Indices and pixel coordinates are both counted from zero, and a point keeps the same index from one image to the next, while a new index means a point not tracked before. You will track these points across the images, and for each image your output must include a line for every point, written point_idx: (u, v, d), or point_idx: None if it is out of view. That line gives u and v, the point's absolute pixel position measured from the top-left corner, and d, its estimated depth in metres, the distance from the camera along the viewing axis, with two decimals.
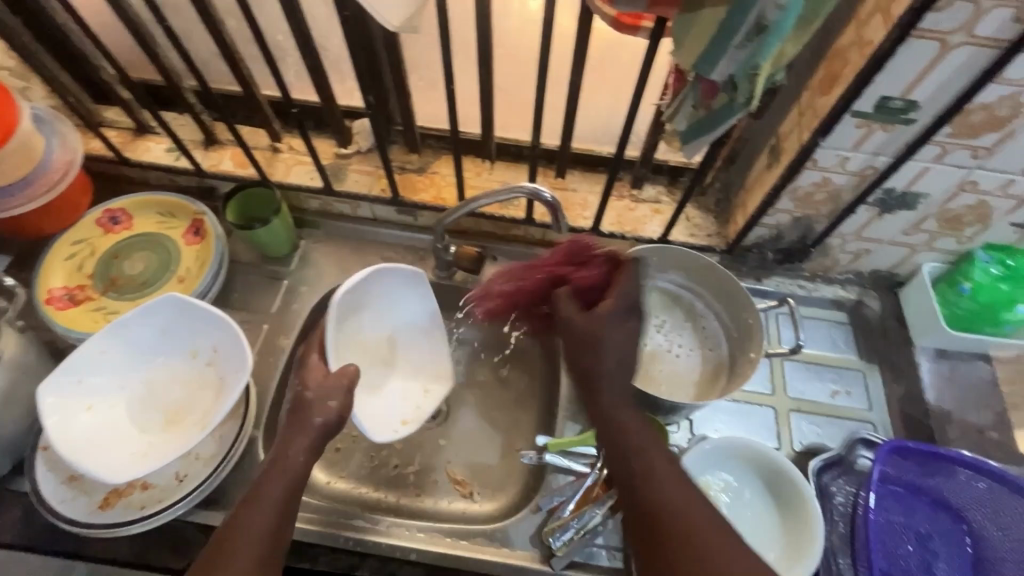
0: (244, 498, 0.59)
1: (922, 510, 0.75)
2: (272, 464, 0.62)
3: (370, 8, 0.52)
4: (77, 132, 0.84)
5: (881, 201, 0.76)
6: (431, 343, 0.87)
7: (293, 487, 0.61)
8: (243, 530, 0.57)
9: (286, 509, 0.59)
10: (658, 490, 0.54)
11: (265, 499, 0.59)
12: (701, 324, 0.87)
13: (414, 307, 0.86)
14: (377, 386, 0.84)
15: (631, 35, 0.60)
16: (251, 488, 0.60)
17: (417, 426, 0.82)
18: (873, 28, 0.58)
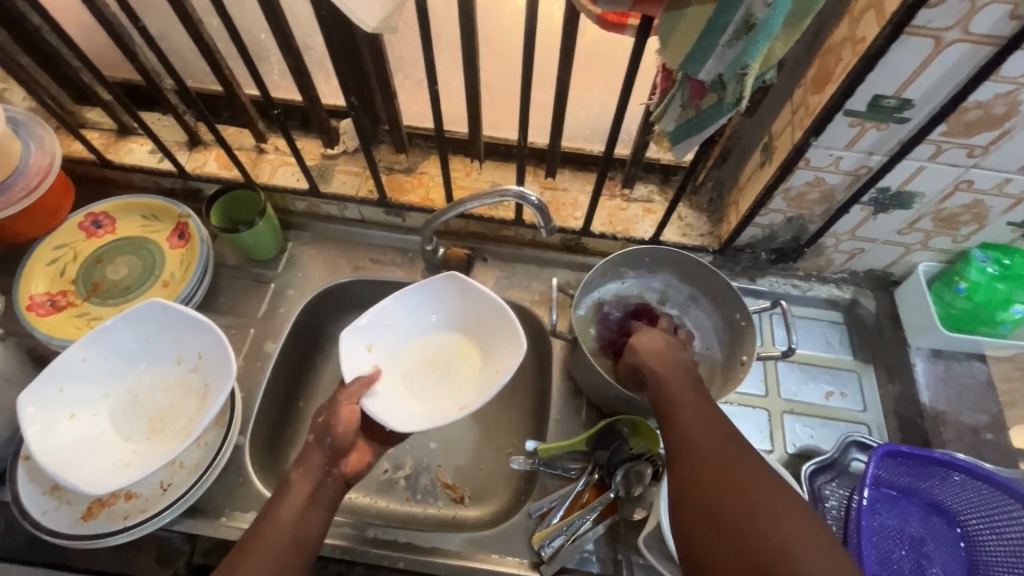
0: (261, 515, 0.62)
1: (915, 514, 0.74)
2: (287, 481, 0.64)
3: (345, 9, 0.50)
4: (55, 135, 0.82)
5: (874, 201, 0.74)
6: (498, 326, 0.78)
7: (310, 500, 0.63)
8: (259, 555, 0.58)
9: (302, 523, 0.61)
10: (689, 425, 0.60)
11: (281, 514, 0.61)
12: (692, 324, 0.85)
13: (475, 302, 0.80)
14: (462, 384, 0.79)
15: (618, 33, 0.58)
16: (266, 512, 0.62)
17: (476, 407, 0.72)
18: (866, 24, 0.56)
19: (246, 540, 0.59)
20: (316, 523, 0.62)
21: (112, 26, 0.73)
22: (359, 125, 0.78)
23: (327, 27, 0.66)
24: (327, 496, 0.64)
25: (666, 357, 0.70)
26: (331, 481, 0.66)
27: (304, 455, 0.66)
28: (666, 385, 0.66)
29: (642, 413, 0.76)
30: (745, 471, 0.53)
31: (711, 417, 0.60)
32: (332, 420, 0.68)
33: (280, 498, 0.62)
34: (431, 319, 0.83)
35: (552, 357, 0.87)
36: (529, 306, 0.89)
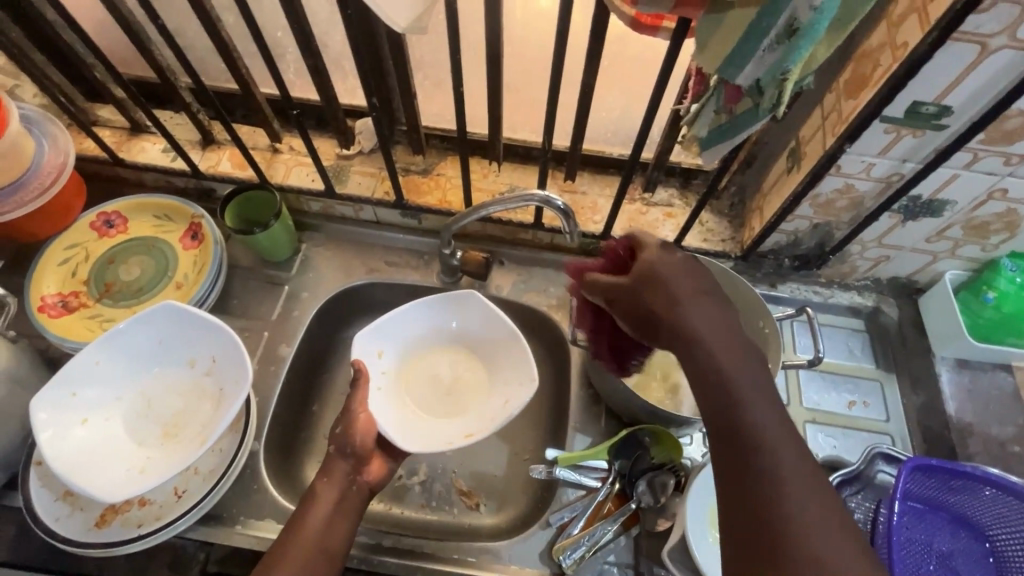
0: (288, 525, 0.61)
1: (943, 528, 0.73)
2: (312, 490, 0.63)
3: (375, 7, 0.48)
4: (68, 133, 0.81)
5: (905, 208, 0.73)
6: (513, 354, 0.76)
7: (337, 510, 0.62)
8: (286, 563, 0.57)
9: (328, 533, 0.61)
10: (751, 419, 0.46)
11: (307, 525, 0.60)
12: None
13: (492, 327, 0.78)
14: (466, 410, 0.77)
15: (651, 36, 0.56)
16: (294, 521, 0.61)
17: (479, 438, 0.70)
18: (908, 29, 0.55)
19: (272, 553, 0.59)
20: (344, 533, 0.61)
21: (126, 22, 0.71)
22: (379, 126, 0.76)
23: (350, 24, 0.64)
24: (353, 505, 0.64)
25: (726, 353, 0.49)
26: (357, 489, 0.65)
27: (326, 465, 0.65)
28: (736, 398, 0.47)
29: (664, 422, 0.75)
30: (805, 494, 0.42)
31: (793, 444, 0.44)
32: (350, 428, 0.67)
33: (305, 508, 0.62)
34: (445, 335, 0.82)
35: (570, 364, 0.85)
36: (546, 311, 0.88)
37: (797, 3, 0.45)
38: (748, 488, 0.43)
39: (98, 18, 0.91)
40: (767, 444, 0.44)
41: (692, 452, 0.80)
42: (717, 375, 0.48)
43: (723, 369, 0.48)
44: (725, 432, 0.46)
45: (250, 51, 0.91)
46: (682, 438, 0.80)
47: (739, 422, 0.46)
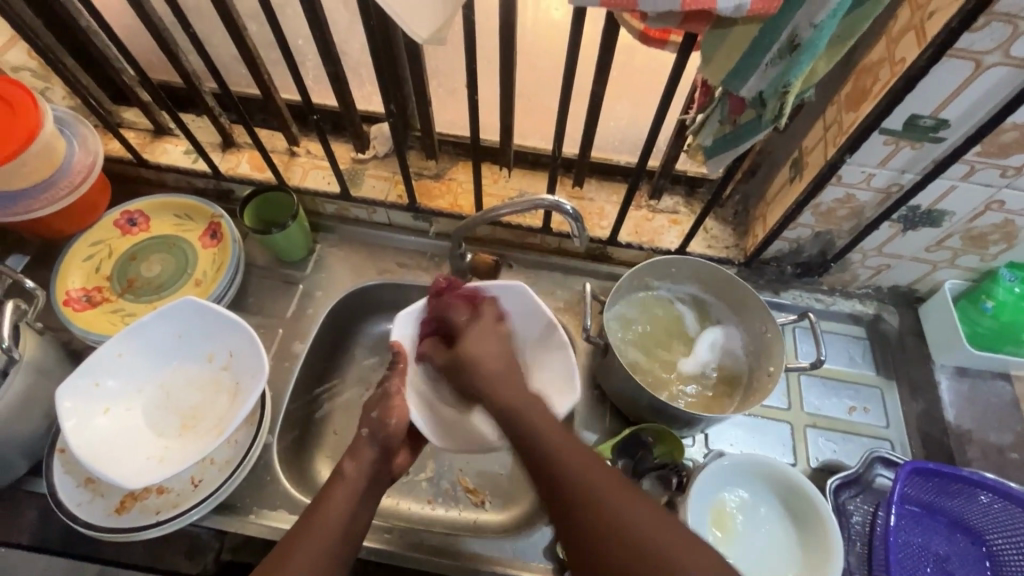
0: (314, 503, 0.62)
1: (939, 531, 0.74)
2: (342, 471, 0.65)
3: (396, 19, 0.50)
4: (97, 134, 0.84)
5: (904, 218, 0.75)
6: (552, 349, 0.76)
7: (364, 494, 0.64)
8: (309, 539, 0.58)
9: (356, 514, 0.62)
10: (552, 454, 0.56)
11: (337, 502, 0.61)
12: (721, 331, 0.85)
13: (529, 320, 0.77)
14: None
15: (658, 49, 0.59)
16: (316, 501, 0.62)
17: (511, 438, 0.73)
18: (906, 45, 0.57)
19: (299, 528, 0.59)
20: (365, 516, 0.63)
21: (157, 29, 0.74)
22: (395, 131, 0.79)
23: (371, 34, 0.67)
24: (377, 490, 0.66)
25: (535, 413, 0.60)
26: (382, 476, 0.67)
27: (357, 448, 0.68)
28: (547, 450, 0.57)
29: (667, 423, 0.76)
30: (622, 502, 0.52)
31: (599, 467, 0.55)
32: (386, 413, 0.70)
33: (334, 487, 0.63)
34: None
35: (576, 365, 0.87)
36: (553, 314, 0.90)
37: (798, 20, 0.48)
38: (583, 522, 0.52)
39: (127, 24, 0.94)
40: (584, 479, 0.54)
41: (694, 454, 0.82)
42: (534, 437, 0.58)
43: (535, 430, 0.59)
44: (546, 483, 0.55)
45: (272, 58, 0.94)
46: (685, 439, 0.82)
47: (564, 474, 0.55)
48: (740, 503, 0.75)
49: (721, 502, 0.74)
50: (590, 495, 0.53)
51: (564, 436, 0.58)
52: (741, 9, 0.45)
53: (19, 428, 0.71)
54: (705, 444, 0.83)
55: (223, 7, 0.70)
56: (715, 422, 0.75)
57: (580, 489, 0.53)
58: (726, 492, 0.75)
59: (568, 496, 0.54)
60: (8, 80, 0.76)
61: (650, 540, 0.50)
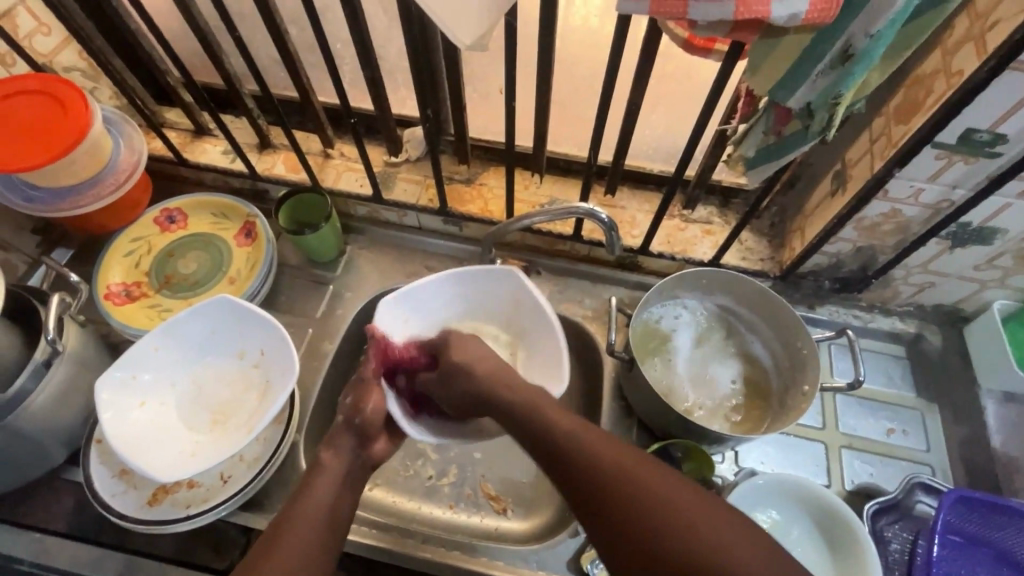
0: (296, 494, 0.62)
1: (983, 563, 0.71)
2: (320, 462, 0.65)
3: (439, 24, 0.49)
4: (141, 133, 0.87)
5: (953, 235, 0.72)
6: (543, 341, 0.79)
7: (343, 482, 0.64)
8: (301, 517, 0.59)
9: (336, 502, 0.62)
10: (572, 442, 0.58)
11: (317, 491, 0.62)
12: (748, 349, 0.84)
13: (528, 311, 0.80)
14: None
15: (702, 57, 0.58)
16: (300, 486, 0.63)
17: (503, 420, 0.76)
18: (963, 57, 0.55)
19: (281, 519, 0.59)
20: (348, 504, 0.63)
21: (202, 32, 0.76)
22: (430, 136, 0.80)
23: (411, 38, 0.68)
24: (358, 479, 0.66)
25: (547, 405, 0.63)
26: (362, 464, 0.67)
27: (334, 437, 0.68)
28: (561, 433, 0.59)
29: (697, 438, 0.75)
30: (626, 459, 0.55)
31: (611, 444, 0.57)
32: (361, 399, 0.69)
33: (315, 477, 0.63)
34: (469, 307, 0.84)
35: (602, 374, 0.86)
36: (581, 322, 0.89)
37: (853, 30, 0.46)
38: (598, 493, 0.54)
39: (174, 27, 0.97)
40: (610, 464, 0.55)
41: (724, 471, 0.80)
42: (547, 430, 0.60)
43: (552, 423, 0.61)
44: (571, 471, 0.56)
45: (311, 61, 0.96)
46: (714, 455, 0.80)
47: (589, 459, 0.56)
48: (772, 526, 0.73)
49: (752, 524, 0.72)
50: (602, 471, 0.54)
51: (575, 423, 0.60)
52: (795, 19, 0.44)
53: (60, 418, 0.73)
54: (735, 461, 0.81)
55: (267, 10, 0.71)
56: (746, 441, 0.73)
57: (593, 466, 0.55)
58: (757, 513, 0.73)
59: (582, 475, 0.55)
60: (57, 78, 0.77)
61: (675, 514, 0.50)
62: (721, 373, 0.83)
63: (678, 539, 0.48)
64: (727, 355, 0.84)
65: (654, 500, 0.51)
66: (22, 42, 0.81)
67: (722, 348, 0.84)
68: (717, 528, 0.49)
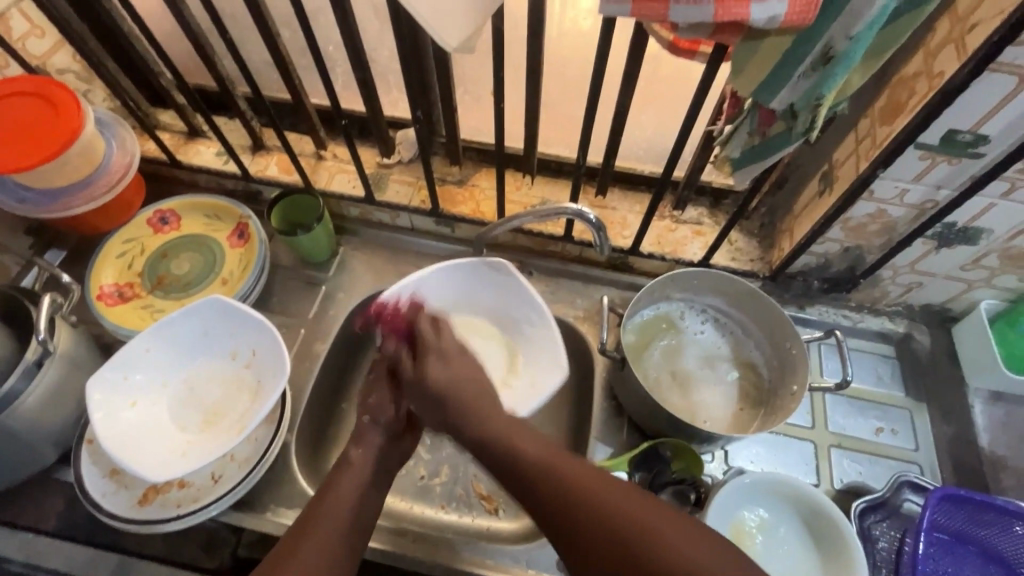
0: (319, 493, 0.63)
1: (970, 560, 0.72)
2: (348, 459, 0.66)
3: (428, 28, 0.50)
4: (134, 135, 0.87)
5: (939, 235, 0.72)
6: (539, 336, 0.83)
7: (370, 481, 0.65)
8: (326, 516, 0.60)
9: (362, 502, 0.62)
10: (518, 447, 0.59)
11: (342, 492, 0.62)
12: (746, 356, 0.84)
13: (517, 303, 0.84)
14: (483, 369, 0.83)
15: (687, 59, 0.58)
16: (325, 483, 0.64)
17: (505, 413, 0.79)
18: (944, 59, 0.56)
19: (305, 517, 0.60)
20: (374, 506, 0.64)
21: (194, 33, 0.76)
22: (421, 137, 0.80)
23: (400, 40, 0.68)
24: (386, 475, 0.67)
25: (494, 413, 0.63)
26: (389, 460, 0.68)
27: (362, 435, 0.69)
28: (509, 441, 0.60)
29: (686, 437, 0.75)
30: (571, 464, 0.57)
31: (574, 463, 0.57)
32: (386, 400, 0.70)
33: (340, 476, 0.64)
34: (464, 299, 0.86)
35: (593, 374, 0.86)
36: (572, 322, 0.89)
37: (833, 32, 0.47)
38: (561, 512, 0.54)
39: (167, 30, 0.98)
40: (553, 466, 0.57)
41: (714, 470, 0.80)
42: (507, 448, 0.60)
43: (497, 428, 0.62)
44: (526, 478, 0.57)
45: (303, 64, 0.96)
46: (704, 454, 0.80)
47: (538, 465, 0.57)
48: (761, 523, 0.73)
49: (740, 522, 0.73)
50: (551, 478, 0.56)
51: (536, 439, 0.60)
52: (774, 21, 0.44)
53: (52, 418, 0.73)
54: (725, 460, 0.81)
55: (258, 13, 0.71)
56: (734, 440, 0.74)
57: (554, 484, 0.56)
58: (745, 511, 0.73)
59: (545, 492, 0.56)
60: (50, 80, 0.77)
61: (623, 513, 0.51)
62: (717, 368, 0.84)
63: (628, 546, 0.50)
64: (727, 361, 0.84)
65: (600, 500, 0.53)
66: (16, 44, 0.82)
67: (722, 352, 0.85)
68: (675, 530, 0.50)
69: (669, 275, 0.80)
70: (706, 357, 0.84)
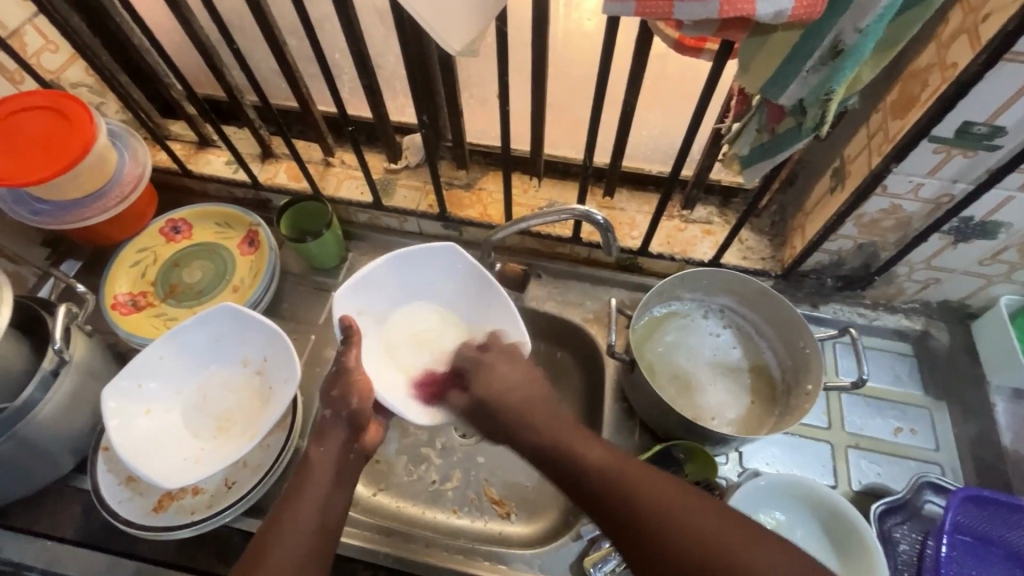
0: (285, 498, 0.62)
1: (996, 564, 0.70)
2: (309, 459, 0.65)
3: (431, 31, 0.50)
4: (146, 146, 0.89)
5: (956, 230, 0.71)
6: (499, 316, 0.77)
7: (333, 483, 0.64)
8: (289, 523, 0.59)
9: (327, 504, 0.62)
10: (507, 404, 0.68)
11: (307, 496, 0.62)
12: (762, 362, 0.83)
13: (472, 285, 0.78)
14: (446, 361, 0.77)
15: (693, 57, 0.58)
16: (290, 489, 0.63)
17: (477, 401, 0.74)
18: (958, 50, 0.54)
19: (271, 522, 0.60)
20: (340, 508, 0.63)
21: (203, 44, 0.77)
22: (427, 141, 0.80)
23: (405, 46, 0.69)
24: (350, 474, 0.66)
25: (491, 386, 0.70)
26: (354, 458, 0.67)
27: (324, 431, 0.66)
28: (503, 403, 0.68)
29: (699, 439, 0.74)
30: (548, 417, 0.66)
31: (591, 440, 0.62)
32: (347, 391, 0.67)
33: (303, 483, 0.63)
34: (414, 295, 0.79)
35: (603, 376, 0.86)
36: (582, 324, 0.89)
37: (842, 24, 0.46)
38: (561, 467, 0.60)
39: (177, 42, 0.99)
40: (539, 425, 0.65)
41: (728, 472, 0.79)
42: (538, 433, 0.64)
43: (492, 393, 0.69)
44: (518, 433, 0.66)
45: (310, 72, 0.97)
46: (718, 456, 0.79)
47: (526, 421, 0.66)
48: (777, 526, 0.72)
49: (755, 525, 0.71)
50: (534, 430, 0.65)
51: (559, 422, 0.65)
52: (781, 16, 0.44)
53: (68, 426, 0.74)
54: (739, 461, 0.80)
55: (265, 23, 0.72)
56: (749, 441, 0.73)
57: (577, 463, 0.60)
58: (760, 513, 0.72)
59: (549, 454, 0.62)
60: (63, 93, 0.79)
61: (588, 458, 0.59)
62: (732, 374, 0.82)
63: (591, 478, 0.58)
64: (739, 365, 0.83)
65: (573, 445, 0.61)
66: (31, 60, 0.83)
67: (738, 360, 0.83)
68: (633, 471, 0.56)
69: (677, 275, 0.79)
70: (722, 360, 0.83)
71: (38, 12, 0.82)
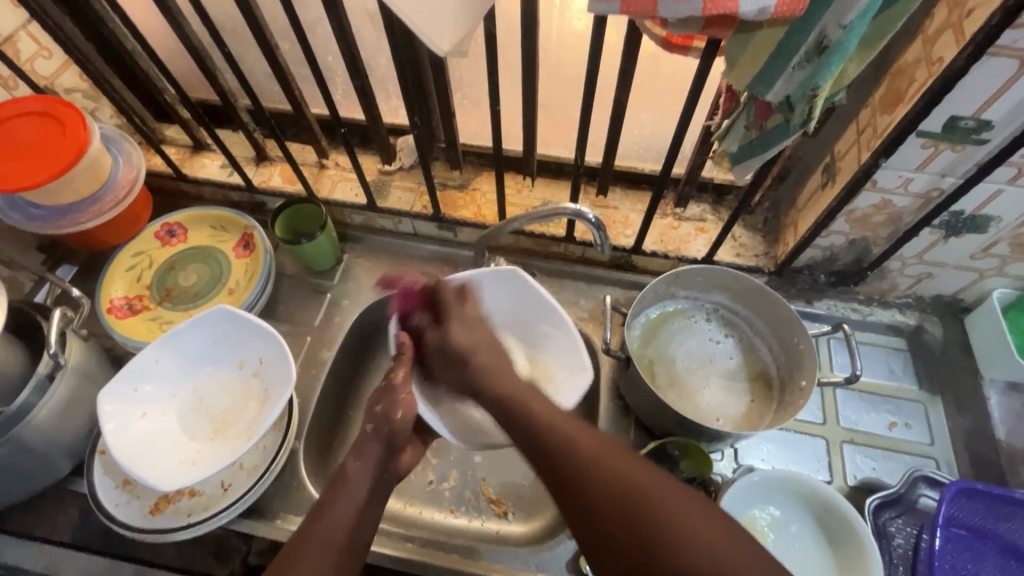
0: (316, 509, 0.61)
1: (990, 557, 0.70)
2: (344, 472, 0.63)
3: (419, 33, 0.51)
4: (140, 150, 0.89)
5: (946, 224, 0.71)
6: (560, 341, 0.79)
7: (368, 496, 0.63)
8: (318, 535, 0.58)
9: (361, 519, 0.61)
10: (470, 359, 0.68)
11: (339, 507, 0.60)
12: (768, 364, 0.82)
13: (534, 308, 0.80)
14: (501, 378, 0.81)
15: (681, 55, 0.58)
16: (321, 500, 0.61)
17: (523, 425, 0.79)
18: (943, 44, 0.55)
19: (301, 533, 0.58)
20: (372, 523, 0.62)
21: (196, 48, 0.78)
22: (420, 142, 0.80)
23: (396, 48, 0.69)
24: (382, 490, 0.65)
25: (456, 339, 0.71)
26: (388, 476, 0.66)
27: (361, 446, 0.66)
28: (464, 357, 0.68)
29: (693, 435, 0.74)
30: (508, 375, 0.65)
31: (594, 433, 0.55)
32: (391, 407, 0.69)
33: (339, 491, 0.62)
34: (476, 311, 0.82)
35: (598, 375, 0.86)
36: (577, 323, 0.89)
37: (826, 20, 0.47)
38: (525, 429, 0.58)
39: (170, 47, 1.00)
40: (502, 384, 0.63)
41: (723, 469, 0.79)
42: (497, 387, 0.64)
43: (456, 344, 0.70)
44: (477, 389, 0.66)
45: (303, 74, 0.98)
46: (713, 453, 0.80)
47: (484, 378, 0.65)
48: (772, 522, 0.72)
49: (750, 522, 0.72)
50: (495, 386, 0.64)
51: (551, 408, 0.59)
52: (765, 13, 0.44)
53: (64, 430, 0.74)
54: (735, 458, 0.80)
55: (256, 27, 0.73)
56: (743, 437, 0.73)
57: (570, 456, 0.53)
58: (755, 509, 0.72)
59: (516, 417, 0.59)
60: (58, 99, 0.79)
61: (553, 428, 0.56)
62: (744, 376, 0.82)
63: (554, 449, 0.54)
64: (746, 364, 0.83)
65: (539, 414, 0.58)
66: (24, 66, 0.84)
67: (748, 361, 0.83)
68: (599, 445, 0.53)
69: (671, 271, 0.79)
70: (734, 363, 0.83)
71: (31, 19, 0.82)
